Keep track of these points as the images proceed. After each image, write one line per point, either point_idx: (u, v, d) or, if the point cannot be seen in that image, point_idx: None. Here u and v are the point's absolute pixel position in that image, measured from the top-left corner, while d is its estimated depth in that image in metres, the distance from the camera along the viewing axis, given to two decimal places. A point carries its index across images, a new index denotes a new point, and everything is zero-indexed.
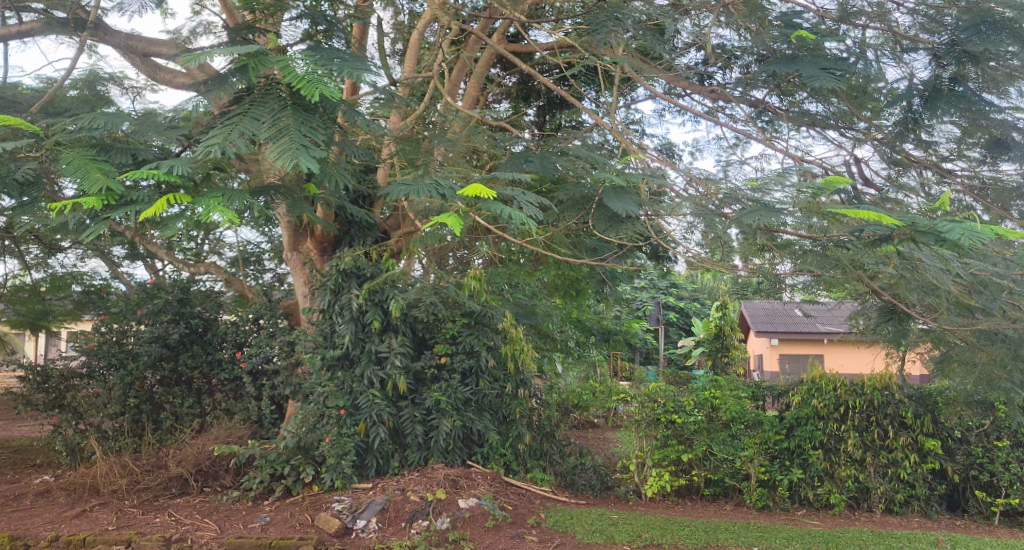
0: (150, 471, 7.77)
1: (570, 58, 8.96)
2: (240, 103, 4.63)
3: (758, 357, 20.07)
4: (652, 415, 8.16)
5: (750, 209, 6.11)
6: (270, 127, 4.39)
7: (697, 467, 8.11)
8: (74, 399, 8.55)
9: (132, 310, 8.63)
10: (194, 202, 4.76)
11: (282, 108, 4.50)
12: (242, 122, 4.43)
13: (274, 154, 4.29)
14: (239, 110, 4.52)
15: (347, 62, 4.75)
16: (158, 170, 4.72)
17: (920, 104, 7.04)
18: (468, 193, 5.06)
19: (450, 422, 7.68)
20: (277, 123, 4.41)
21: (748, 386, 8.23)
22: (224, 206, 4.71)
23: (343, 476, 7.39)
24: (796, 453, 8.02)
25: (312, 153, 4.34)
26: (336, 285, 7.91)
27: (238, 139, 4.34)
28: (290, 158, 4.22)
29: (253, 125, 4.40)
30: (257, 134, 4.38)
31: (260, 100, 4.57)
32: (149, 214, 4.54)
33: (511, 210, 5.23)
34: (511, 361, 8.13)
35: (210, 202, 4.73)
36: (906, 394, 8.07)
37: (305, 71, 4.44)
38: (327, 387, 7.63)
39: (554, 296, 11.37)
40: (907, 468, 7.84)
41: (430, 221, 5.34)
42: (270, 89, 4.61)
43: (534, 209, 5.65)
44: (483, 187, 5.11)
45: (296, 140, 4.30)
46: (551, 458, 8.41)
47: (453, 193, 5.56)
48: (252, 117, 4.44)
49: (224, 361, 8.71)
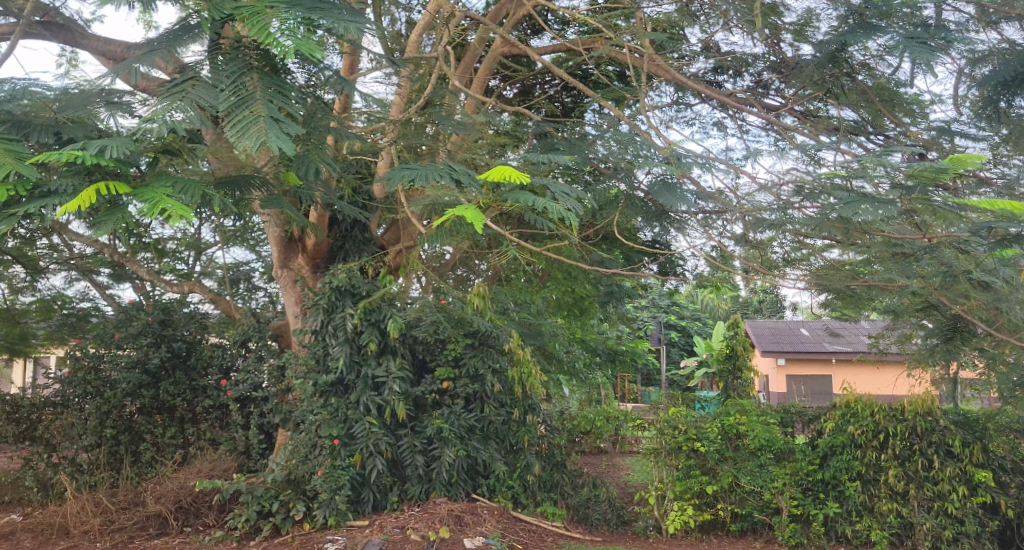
0: (126, 509, 7.07)
1: (592, 40, 8.53)
2: (197, 68, 4.10)
3: (763, 377, 19.43)
4: (672, 443, 7.57)
5: (849, 199, 5.50)
6: (230, 98, 3.84)
7: (722, 500, 7.49)
8: (47, 429, 7.85)
9: (111, 333, 8.04)
10: (136, 193, 4.10)
11: (245, 74, 3.98)
12: (194, 92, 3.91)
13: (234, 127, 3.70)
14: (193, 76, 4.01)
15: (328, 12, 4.03)
16: (85, 153, 4.11)
17: (990, 92, 6.50)
18: (491, 177, 4.47)
19: (453, 452, 7.10)
20: (240, 92, 3.88)
21: (774, 412, 7.76)
22: (170, 198, 4.03)
23: (336, 513, 6.77)
24: (831, 485, 7.41)
25: (286, 129, 3.78)
26: (330, 304, 7.34)
27: (187, 111, 3.81)
28: (256, 136, 3.64)
29: (209, 95, 3.86)
30: (214, 106, 3.84)
31: (222, 66, 4.04)
32: (72, 205, 3.85)
33: (544, 201, 4.79)
34: (518, 385, 7.59)
35: (157, 194, 4.06)
36: (951, 420, 7.47)
37: (277, 20, 3.75)
38: (319, 415, 7.00)
39: (558, 315, 10.88)
40: (955, 502, 7.13)
41: (444, 213, 4.75)
42: (230, 52, 4.08)
43: (568, 200, 5.09)
44: (510, 169, 4.46)
45: (264, 114, 3.75)
46: (562, 490, 7.80)
47: (466, 179, 5.07)
48: (208, 84, 3.92)
49: (209, 388, 8.13)
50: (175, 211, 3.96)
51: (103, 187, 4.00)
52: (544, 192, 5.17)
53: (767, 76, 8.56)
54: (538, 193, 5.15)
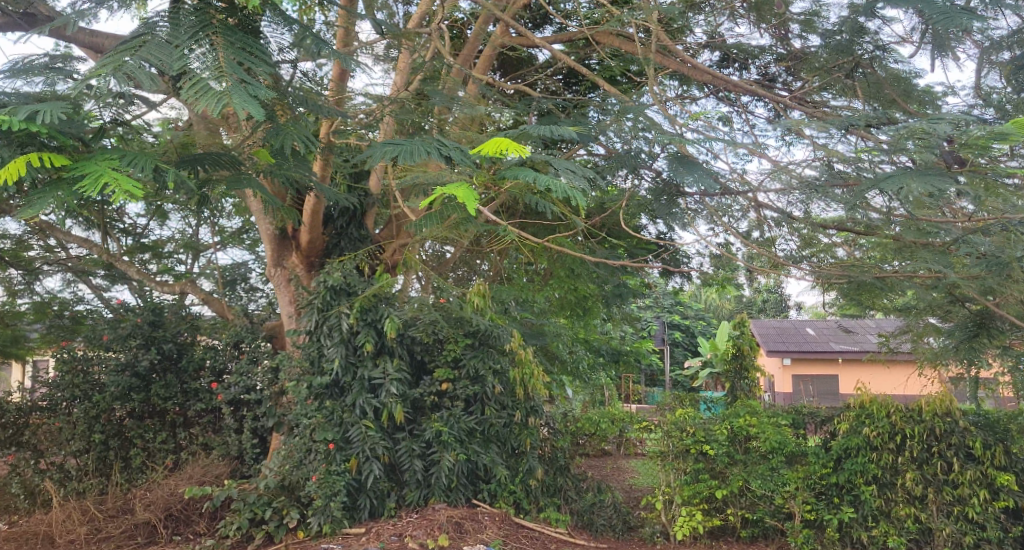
0: (114, 518, 6.79)
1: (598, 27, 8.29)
2: (153, 20, 3.78)
3: (770, 376, 19.20)
4: (680, 445, 7.32)
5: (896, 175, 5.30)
6: (187, 55, 3.55)
7: (732, 505, 7.23)
8: (34, 435, 7.59)
9: (99, 335, 7.83)
10: (76, 169, 3.87)
11: (205, 30, 3.72)
12: (146, 48, 3.59)
13: (194, 88, 3.45)
14: (148, 30, 3.70)
15: None
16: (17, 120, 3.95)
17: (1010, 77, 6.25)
18: (488, 148, 4.18)
19: (453, 456, 6.84)
20: (198, 48, 3.59)
21: (786, 413, 7.49)
22: (112, 172, 3.83)
23: (331, 520, 6.51)
24: (846, 489, 7.17)
25: (255, 93, 3.56)
26: (325, 303, 7.10)
27: (137, 71, 3.51)
28: (218, 98, 3.42)
29: (162, 51, 3.55)
30: (167, 64, 3.54)
31: (180, 20, 3.74)
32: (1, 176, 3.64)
33: (544, 179, 4.51)
34: (520, 387, 7.33)
35: (100, 167, 3.87)
36: (971, 422, 7.19)
37: None
38: (314, 418, 6.78)
39: (560, 315, 10.65)
40: (976, 506, 6.85)
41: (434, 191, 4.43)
42: (190, 7, 3.79)
43: (573, 180, 4.80)
44: (507, 141, 4.19)
45: (227, 74, 3.52)
46: (565, 495, 7.54)
47: (456, 156, 4.88)
48: (164, 39, 3.61)
49: (201, 391, 7.91)
50: (119, 185, 3.75)
51: (36, 159, 3.84)
52: (547, 169, 4.88)
53: (775, 68, 8.34)
54: (541, 171, 4.85)
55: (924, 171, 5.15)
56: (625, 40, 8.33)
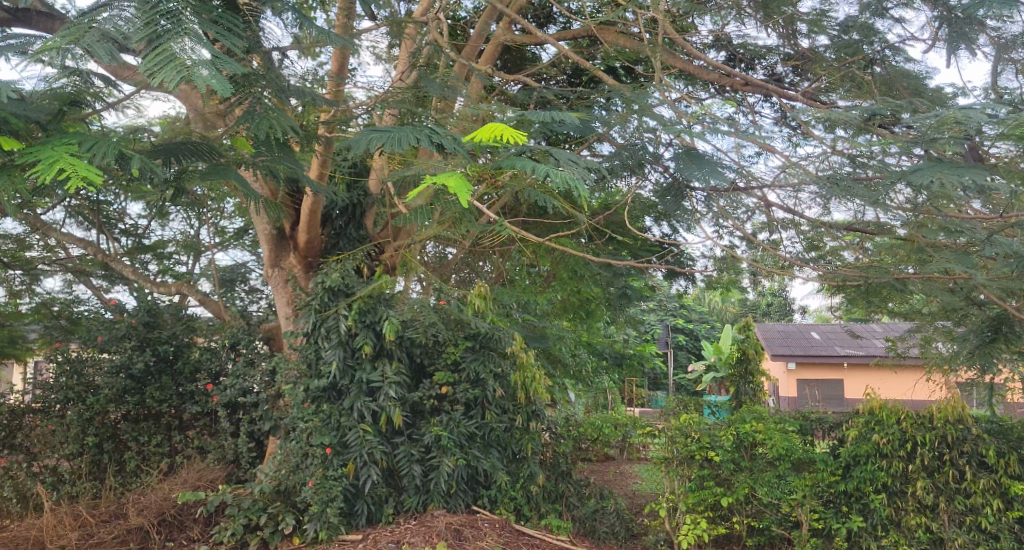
0: (107, 523, 6.65)
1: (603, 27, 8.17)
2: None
3: (775, 381, 19.01)
4: (684, 452, 7.16)
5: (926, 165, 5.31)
6: (148, 24, 3.21)
7: (738, 513, 7.09)
8: (26, 437, 7.43)
9: (93, 337, 7.72)
10: (26, 153, 3.70)
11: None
12: (104, 22, 3.34)
13: (153, 60, 3.10)
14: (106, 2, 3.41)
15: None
16: None
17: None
18: (482, 134, 3.97)
19: (452, 461, 6.70)
20: (158, 15, 3.24)
21: (794, 419, 7.34)
22: (67, 156, 3.66)
23: (328, 527, 6.37)
24: (855, 497, 7.02)
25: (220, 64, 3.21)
26: (322, 305, 6.96)
27: (97, 48, 3.25)
28: (178, 71, 3.04)
29: (122, 25, 3.26)
30: (127, 37, 3.24)
31: None
32: None
33: (547, 171, 4.33)
34: (521, 391, 7.19)
35: (55, 152, 3.71)
36: (984, 430, 7.01)
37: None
38: (310, 422, 6.66)
39: (563, 318, 10.53)
40: (989, 517, 6.69)
41: (426, 180, 4.17)
42: None
43: (575, 172, 4.62)
44: (502, 127, 3.99)
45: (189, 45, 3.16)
46: (568, 501, 7.39)
47: (448, 142, 4.60)
48: (123, 11, 3.31)
49: (197, 394, 7.80)
50: (75, 172, 3.58)
51: None
52: (547, 159, 4.71)
53: (781, 69, 8.21)
54: (542, 161, 4.68)
55: (957, 166, 5.08)
56: (631, 38, 8.16)
